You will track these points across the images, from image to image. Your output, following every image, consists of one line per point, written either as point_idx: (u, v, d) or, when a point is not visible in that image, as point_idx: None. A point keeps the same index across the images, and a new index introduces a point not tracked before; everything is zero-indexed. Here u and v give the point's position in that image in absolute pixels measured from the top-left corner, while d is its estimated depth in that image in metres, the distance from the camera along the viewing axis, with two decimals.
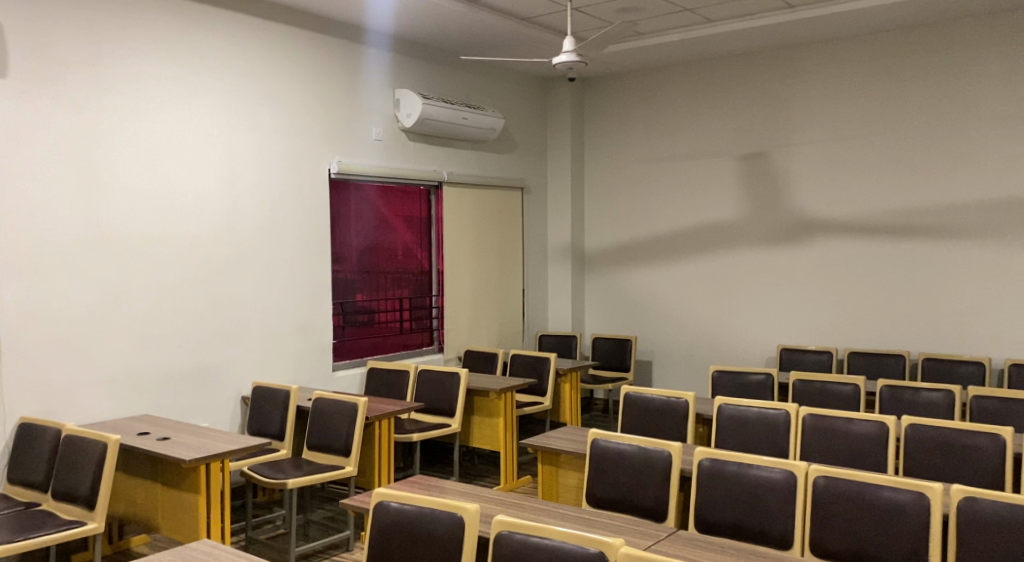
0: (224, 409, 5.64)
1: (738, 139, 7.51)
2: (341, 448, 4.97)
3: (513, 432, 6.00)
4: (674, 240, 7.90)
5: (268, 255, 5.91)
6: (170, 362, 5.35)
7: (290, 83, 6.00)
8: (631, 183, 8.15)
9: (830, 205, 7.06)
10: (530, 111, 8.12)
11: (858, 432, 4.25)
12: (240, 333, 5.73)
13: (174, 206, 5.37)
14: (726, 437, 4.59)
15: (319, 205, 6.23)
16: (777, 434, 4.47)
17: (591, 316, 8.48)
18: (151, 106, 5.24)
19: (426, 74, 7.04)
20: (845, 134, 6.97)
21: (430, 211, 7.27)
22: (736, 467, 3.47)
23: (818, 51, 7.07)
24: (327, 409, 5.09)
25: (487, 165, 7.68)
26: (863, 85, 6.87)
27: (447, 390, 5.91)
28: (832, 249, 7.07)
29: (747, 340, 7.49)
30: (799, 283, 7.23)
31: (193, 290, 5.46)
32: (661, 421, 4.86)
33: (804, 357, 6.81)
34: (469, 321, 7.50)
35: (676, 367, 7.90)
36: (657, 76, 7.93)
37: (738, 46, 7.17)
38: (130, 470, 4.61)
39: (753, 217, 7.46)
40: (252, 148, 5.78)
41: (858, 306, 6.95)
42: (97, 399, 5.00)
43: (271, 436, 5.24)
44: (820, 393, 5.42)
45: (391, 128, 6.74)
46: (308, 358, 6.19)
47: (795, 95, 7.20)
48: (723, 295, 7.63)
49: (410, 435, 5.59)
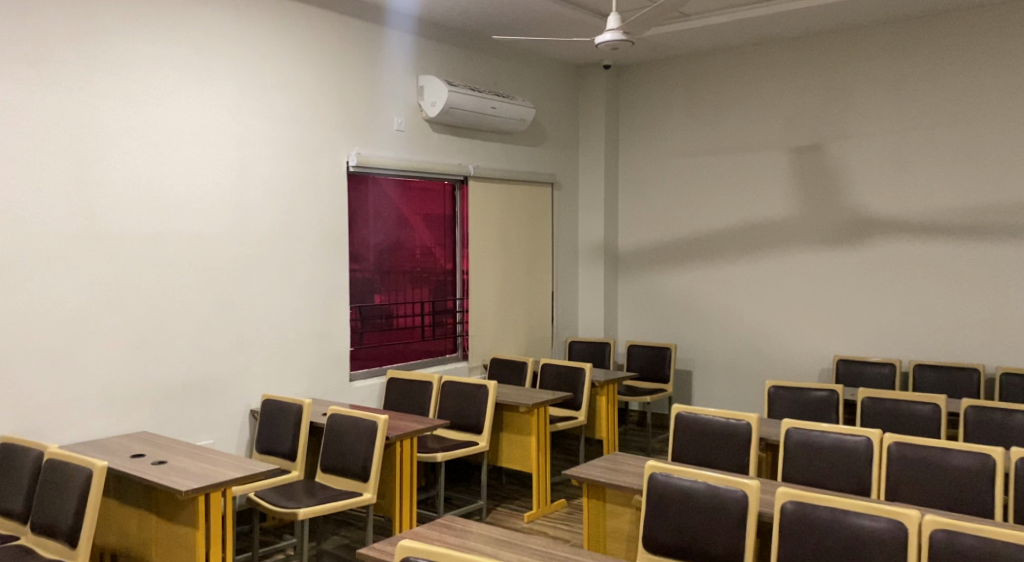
0: (229, 424, 5.12)
1: (790, 131, 6.94)
2: (359, 471, 4.44)
3: (546, 451, 5.46)
4: (717, 241, 7.33)
5: (279, 254, 5.38)
6: (169, 373, 4.83)
7: (305, 66, 5.49)
8: (671, 179, 7.59)
9: (892, 204, 6.48)
10: (562, 101, 7.57)
11: (956, 465, 3.69)
12: (249, 340, 5.22)
13: (174, 199, 4.85)
14: (795, 467, 4.03)
15: (336, 200, 5.70)
16: (857, 464, 3.91)
17: (625, 321, 7.91)
18: (151, 88, 4.74)
19: (452, 59, 6.51)
20: (909, 126, 6.39)
21: (454, 208, 6.73)
22: (830, 512, 2.99)
23: (880, 36, 6.49)
24: (342, 428, 4.56)
25: (517, 158, 7.14)
26: (932, 73, 6.29)
27: (475, 405, 5.37)
28: (893, 251, 6.48)
29: (798, 349, 6.91)
30: (856, 289, 6.65)
31: (197, 292, 4.95)
32: (718, 445, 4.31)
33: (864, 370, 6.24)
34: (496, 327, 6.95)
35: (719, 378, 7.33)
36: (700, 63, 7.37)
37: (791, 28, 6.61)
38: (122, 497, 4.09)
39: (805, 216, 6.88)
40: (261, 136, 5.26)
41: (923, 316, 6.36)
42: (89, 413, 4.50)
43: (281, 456, 4.73)
44: (894, 412, 4.87)
45: (413, 117, 6.21)
46: (323, 368, 5.66)
47: (854, 82, 6.61)
48: (771, 300, 7.05)
49: (435, 455, 5.06)
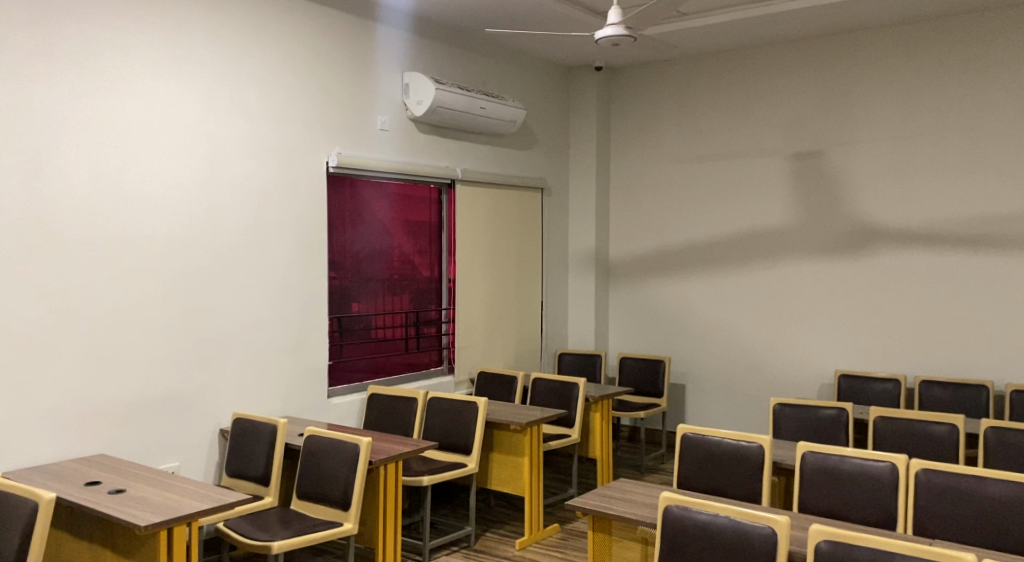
0: (197, 445, 4.73)
1: (790, 136, 6.66)
2: (339, 499, 4.08)
3: (539, 473, 5.11)
4: (714, 250, 7.03)
5: (253, 261, 5.01)
6: (131, 391, 4.45)
7: (282, 61, 5.12)
8: (665, 185, 7.28)
9: (896, 212, 6.21)
10: (552, 103, 7.26)
11: (991, 497, 3.37)
12: (219, 354, 4.85)
13: (137, 201, 4.47)
14: (813, 495, 3.70)
15: (314, 204, 5.34)
16: (882, 493, 3.59)
17: (616, 332, 7.58)
18: (112, 81, 4.36)
19: (439, 56, 6.16)
20: (915, 131, 6.13)
21: (440, 216, 6.38)
22: (870, 554, 2.69)
23: (885, 38, 6.23)
24: (322, 450, 4.20)
25: (505, 162, 6.81)
26: (940, 77, 6.04)
27: (464, 423, 5.02)
28: (896, 261, 6.21)
29: (796, 363, 6.62)
30: (857, 300, 6.36)
31: (161, 303, 4.57)
32: (728, 470, 3.98)
33: (868, 386, 5.95)
34: (483, 338, 6.60)
35: (714, 393, 7.02)
36: (696, 65, 7.08)
37: (793, 29, 6.33)
38: (75, 531, 3.70)
39: (805, 224, 6.59)
40: (234, 136, 4.89)
41: (928, 329, 6.09)
42: (40, 434, 4.12)
43: (254, 480, 4.36)
44: (908, 433, 4.54)
45: (398, 117, 5.86)
46: (299, 383, 5.28)
47: (857, 85, 6.35)
48: (769, 312, 6.76)
49: (421, 478, 4.72)
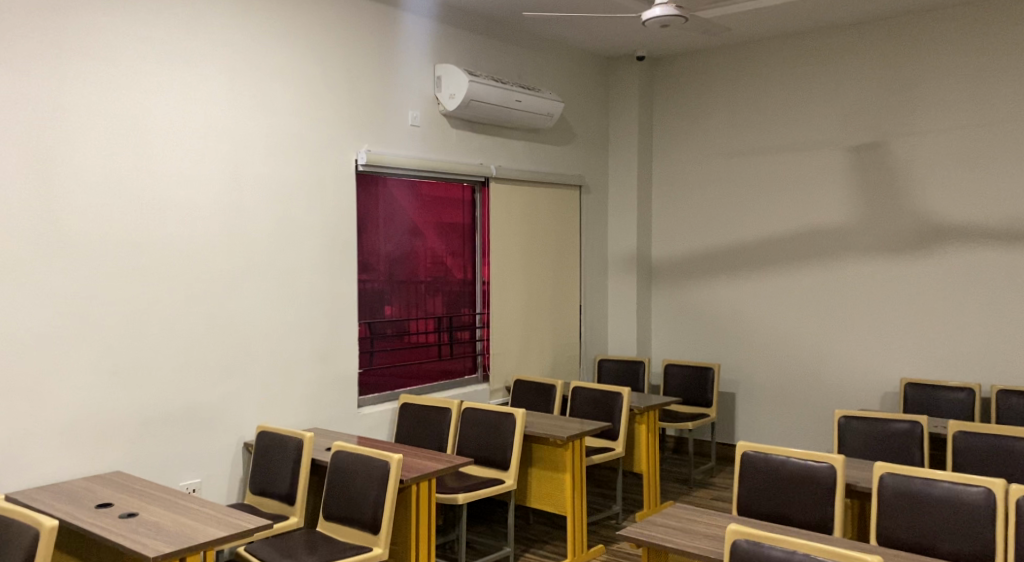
0: (219, 460, 4.44)
1: (847, 128, 6.25)
2: (369, 521, 3.76)
3: (582, 490, 4.76)
4: (764, 249, 6.64)
5: (277, 264, 4.72)
6: (151, 401, 4.18)
7: (308, 52, 4.83)
8: (711, 181, 6.90)
9: (965, 206, 5.77)
10: (590, 96, 6.91)
11: None
12: (244, 361, 4.57)
13: (154, 201, 4.20)
14: (895, 521, 3.32)
15: (342, 203, 5.04)
16: (976, 521, 3.20)
17: (659, 337, 7.20)
18: (127, 73, 4.09)
19: (472, 48, 5.85)
20: (985, 120, 5.71)
21: (474, 215, 6.05)
22: None
23: (951, 20, 5.81)
24: (349, 467, 3.89)
25: (542, 158, 6.46)
26: (1012, 62, 5.62)
27: (501, 436, 4.69)
28: (965, 260, 5.78)
29: (855, 370, 6.20)
30: (920, 302, 5.94)
31: (181, 309, 4.29)
32: (795, 493, 3.59)
33: (937, 395, 5.53)
34: (521, 344, 6.26)
35: (766, 402, 6.62)
36: (745, 54, 6.71)
37: (850, 12, 5.93)
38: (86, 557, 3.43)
39: (863, 221, 6.18)
40: (257, 131, 4.60)
41: (1002, 334, 5.64)
42: (51, 450, 3.85)
43: (279, 498, 4.07)
44: (991, 450, 4.13)
45: (429, 111, 5.55)
46: (327, 393, 4.98)
47: (920, 72, 5.93)
48: (824, 315, 6.34)
49: (456, 496, 4.39)
